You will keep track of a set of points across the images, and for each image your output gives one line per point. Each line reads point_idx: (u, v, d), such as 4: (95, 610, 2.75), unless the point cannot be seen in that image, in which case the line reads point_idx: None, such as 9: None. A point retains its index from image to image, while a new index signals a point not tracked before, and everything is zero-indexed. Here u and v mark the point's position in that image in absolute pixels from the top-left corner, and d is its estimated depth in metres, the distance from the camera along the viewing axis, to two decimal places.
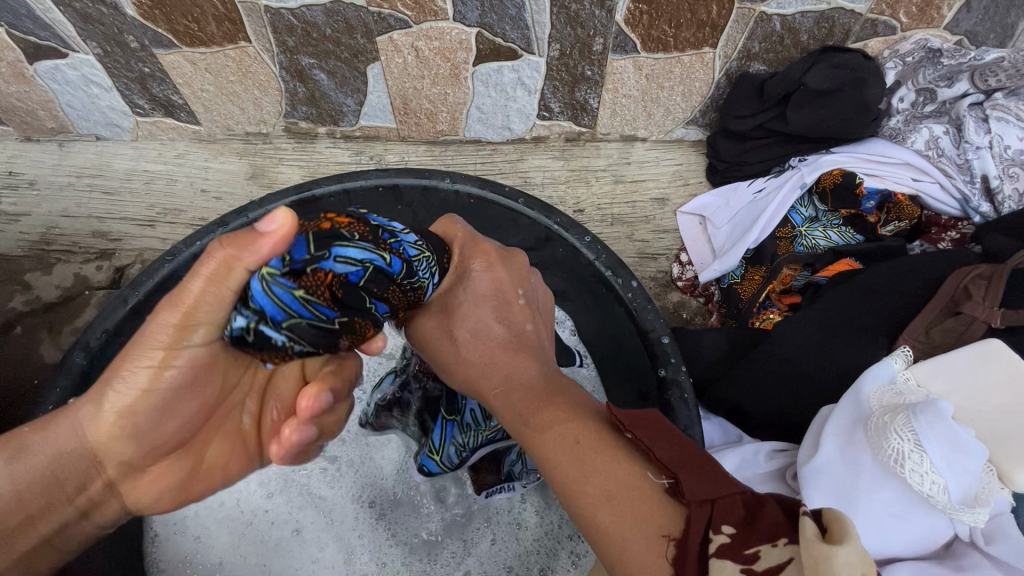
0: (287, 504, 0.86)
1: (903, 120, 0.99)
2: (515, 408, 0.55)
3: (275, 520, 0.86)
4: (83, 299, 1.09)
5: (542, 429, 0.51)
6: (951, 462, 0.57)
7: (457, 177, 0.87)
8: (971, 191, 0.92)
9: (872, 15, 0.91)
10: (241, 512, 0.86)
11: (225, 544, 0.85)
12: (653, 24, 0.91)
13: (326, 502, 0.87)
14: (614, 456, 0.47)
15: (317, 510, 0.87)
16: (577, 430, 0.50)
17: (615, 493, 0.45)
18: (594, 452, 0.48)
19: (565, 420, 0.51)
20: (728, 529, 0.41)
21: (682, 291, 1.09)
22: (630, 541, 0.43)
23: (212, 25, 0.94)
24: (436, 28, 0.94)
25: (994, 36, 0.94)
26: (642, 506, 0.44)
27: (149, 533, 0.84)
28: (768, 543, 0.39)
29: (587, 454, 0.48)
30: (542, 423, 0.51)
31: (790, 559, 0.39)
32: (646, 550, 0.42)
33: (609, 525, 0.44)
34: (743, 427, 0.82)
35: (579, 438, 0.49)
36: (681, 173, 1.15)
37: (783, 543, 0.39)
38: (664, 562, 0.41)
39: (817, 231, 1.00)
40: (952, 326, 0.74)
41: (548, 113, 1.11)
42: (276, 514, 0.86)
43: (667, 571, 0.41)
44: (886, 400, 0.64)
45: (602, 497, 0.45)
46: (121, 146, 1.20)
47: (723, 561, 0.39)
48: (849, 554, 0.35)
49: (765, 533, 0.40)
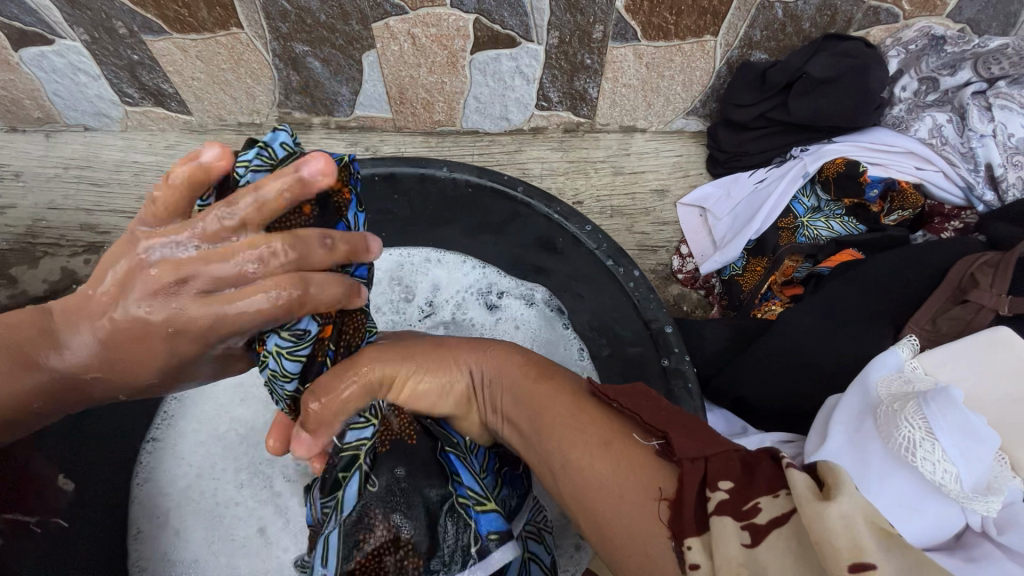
0: (253, 498, 0.84)
1: (906, 109, 0.98)
2: (513, 391, 0.58)
3: (242, 515, 0.83)
4: (71, 293, 1.06)
5: (540, 406, 0.56)
6: (963, 450, 0.56)
7: (454, 166, 0.85)
8: (976, 180, 0.91)
9: (874, 3, 0.91)
10: (214, 505, 0.83)
11: (202, 541, 0.81)
12: (653, 10, 0.90)
13: (282, 500, 0.85)
14: (600, 421, 0.54)
15: (277, 508, 0.84)
16: (568, 405, 0.55)
17: (612, 445, 0.51)
18: (587, 420, 0.53)
19: (557, 397, 0.56)
20: (724, 485, 0.45)
21: (683, 283, 1.07)
22: (630, 484, 0.49)
23: (204, 10, 0.92)
24: (433, 15, 0.92)
25: (996, 24, 0.94)
26: (634, 459, 0.50)
27: (133, 530, 0.81)
28: (769, 494, 0.43)
29: (579, 422, 0.53)
30: (539, 402, 0.56)
31: (789, 510, 0.42)
32: (647, 509, 0.47)
33: (612, 488, 0.49)
34: (748, 419, 0.80)
35: (573, 412, 0.54)
36: (681, 164, 1.14)
37: (783, 494, 0.43)
38: (662, 522, 0.46)
39: (819, 221, 0.99)
40: (960, 313, 0.73)
41: (547, 103, 1.09)
42: (247, 510, 0.84)
43: (666, 529, 0.45)
44: (895, 388, 0.63)
45: (600, 457, 0.51)
46: (109, 136, 1.17)
47: (723, 517, 0.43)
48: (838, 508, 0.39)
49: (764, 486, 0.44)
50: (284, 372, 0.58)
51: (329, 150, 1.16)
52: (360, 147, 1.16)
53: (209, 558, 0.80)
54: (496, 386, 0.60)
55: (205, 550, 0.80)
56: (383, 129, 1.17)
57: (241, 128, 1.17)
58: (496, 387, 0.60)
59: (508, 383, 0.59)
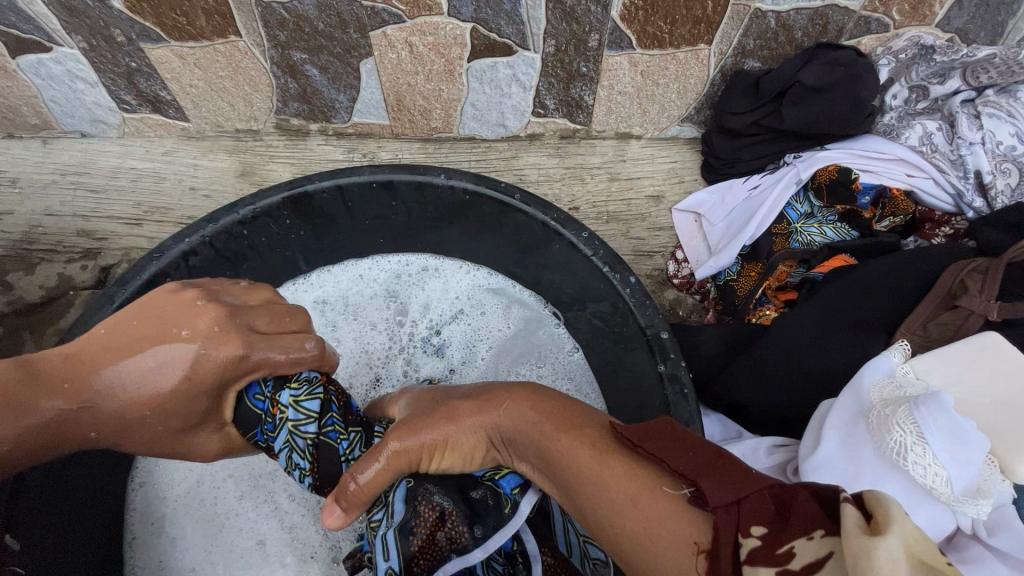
0: (253, 509, 0.86)
1: (896, 117, 0.99)
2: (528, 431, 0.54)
3: (242, 527, 0.85)
4: (68, 299, 1.06)
5: (559, 458, 0.50)
6: (953, 453, 0.56)
7: (452, 173, 0.85)
8: (965, 187, 0.93)
9: (865, 13, 0.92)
10: (212, 515, 0.85)
11: (200, 548, 0.84)
12: (648, 20, 0.91)
13: (288, 513, 0.86)
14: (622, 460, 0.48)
15: (282, 521, 0.86)
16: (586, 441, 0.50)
17: (639, 498, 0.44)
18: (609, 469, 0.47)
19: (574, 444, 0.50)
20: (758, 531, 0.38)
21: (678, 288, 1.08)
22: (666, 541, 0.41)
23: (202, 18, 0.92)
24: (430, 23, 0.93)
25: (984, 33, 0.96)
26: (661, 508, 0.43)
27: (129, 537, 0.84)
28: (804, 538, 0.37)
29: (603, 473, 0.47)
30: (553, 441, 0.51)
31: (829, 554, 0.35)
32: (677, 561, 0.40)
33: (636, 536, 0.43)
34: (743, 423, 0.82)
35: (589, 448, 0.49)
36: (676, 170, 1.15)
37: (819, 536, 0.37)
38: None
39: (812, 227, 1.00)
40: (950, 319, 0.74)
41: (543, 110, 1.10)
42: (245, 521, 0.86)
43: None
44: (887, 392, 0.63)
45: (630, 512, 0.44)
46: (107, 143, 1.17)
47: (757, 569, 0.36)
48: (890, 549, 0.31)
49: (799, 525, 0.37)
50: (304, 416, 0.67)
51: (327, 157, 1.17)
52: (358, 153, 1.17)
53: (206, 565, 0.83)
54: (517, 439, 0.54)
55: (201, 559, 0.83)
56: (381, 135, 1.18)
57: (239, 134, 1.17)
58: (516, 439, 0.55)
59: (525, 434, 0.54)
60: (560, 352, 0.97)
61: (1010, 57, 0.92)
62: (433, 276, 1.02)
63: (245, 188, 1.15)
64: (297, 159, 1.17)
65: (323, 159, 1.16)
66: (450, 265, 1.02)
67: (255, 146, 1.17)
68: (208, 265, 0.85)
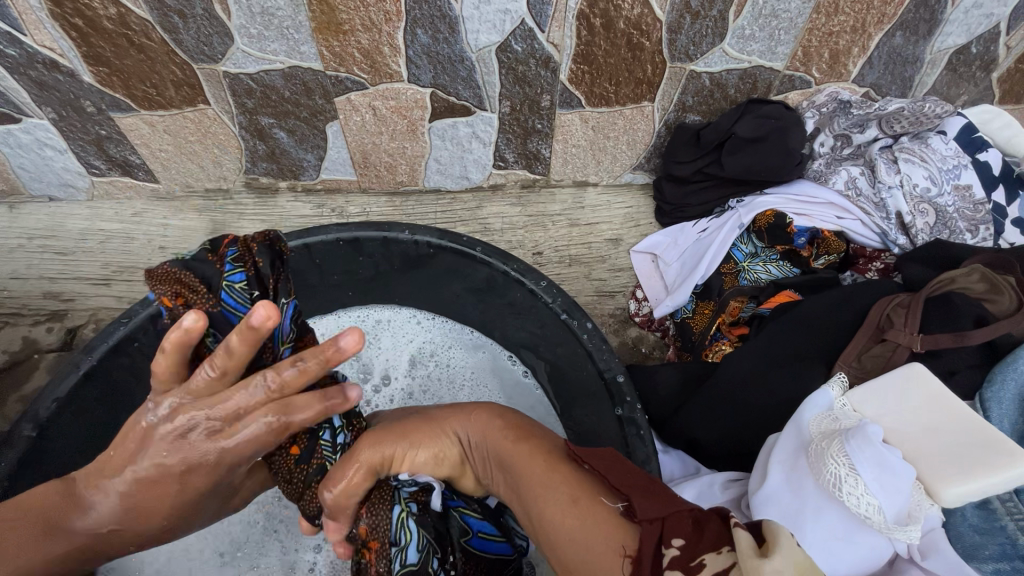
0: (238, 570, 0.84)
1: (824, 163, 1.08)
2: (495, 438, 0.56)
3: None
4: (32, 363, 1.04)
5: (519, 454, 0.53)
6: (882, 482, 0.61)
7: (416, 229, 0.90)
8: (889, 226, 1.01)
9: (789, 72, 1.02)
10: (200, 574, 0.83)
11: None
12: (595, 82, 0.99)
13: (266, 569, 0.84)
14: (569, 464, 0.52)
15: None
16: (549, 449, 0.54)
17: (581, 499, 0.48)
18: (558, 472, 0.50)
19: (535, 444, 0.54)
20: (677, 542, 0.42)
21: (640, 326, 1.13)
22: (593, 542, 0.44)
23: (171, 89, 0.97)
24: (391, 89, 0.99)
25: (895, 87, 1.07)
26: (600, 514, 0.46)
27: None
28: (712, 552, 0.41)
29: (553, 467, 0.51)
30: (521, 443, 0.55)
31: (730, 566, 0.40)
32: (604, 551, 0.43)
33: (574, 529, 0.46)
34: (700, 459, 0.86)
35: (551, 454, 0.53)
36: (632, 216, 1.22)
37: (726, 550, 0.41)
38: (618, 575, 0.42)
39: (758, 266, 1.06)
40: (880, 351, 0.80)
41: (504, 163, 1.17)
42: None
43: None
44: (825, 426, 0.68)
45: (562, 507, 0.48)
46: (76, 206, 1.19)
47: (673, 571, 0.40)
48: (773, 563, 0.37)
49: (710, 542, 0.42)
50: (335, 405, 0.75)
51: (296, 213, 1.20)
52: (327, 209, 1.21)
53: None
54: (489, 421, 0.58)
55: None
56: (349, 191, 1.22)
57: (208, 194, 1.21)
58: (478, 439, 0.58)
59: (492, 435, 0.57)
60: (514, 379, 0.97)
61: (918, 110, 1.03)
62: (385, 330, 1.01)
63: None
64: (266, 217, 1.20)
65: (292, 216, 1.20)
66: (404, 314, 1.02)
67: (225, 205, 1.20)
68: None
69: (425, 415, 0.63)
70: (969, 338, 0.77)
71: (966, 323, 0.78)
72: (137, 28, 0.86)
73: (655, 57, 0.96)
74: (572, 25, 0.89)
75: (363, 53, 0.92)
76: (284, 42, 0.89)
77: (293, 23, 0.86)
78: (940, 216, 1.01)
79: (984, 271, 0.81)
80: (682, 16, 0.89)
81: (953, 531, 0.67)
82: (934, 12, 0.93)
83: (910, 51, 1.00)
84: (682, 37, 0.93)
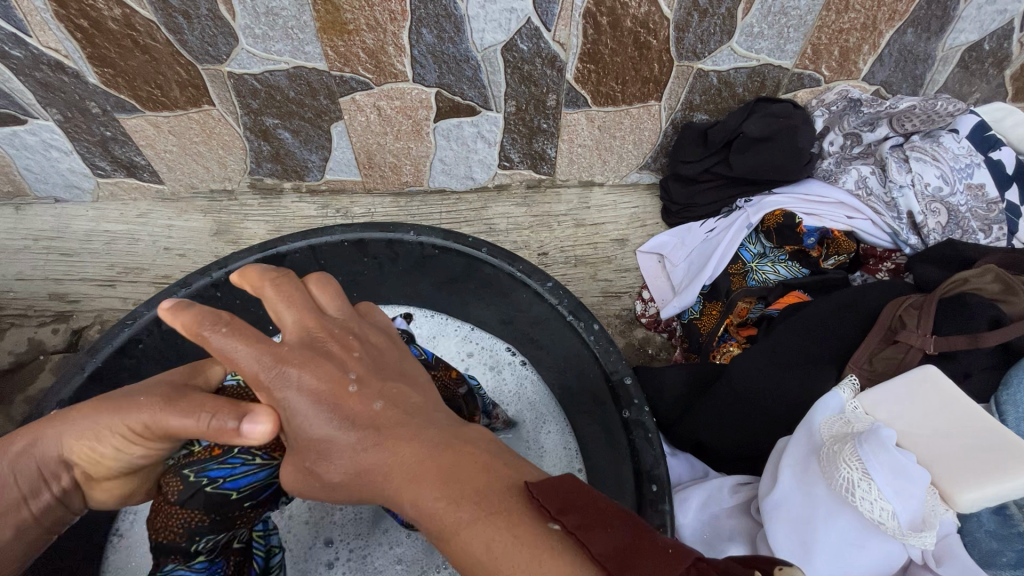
0: None
1: (835, 162, 1.07)
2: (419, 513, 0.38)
3: None
4: (38, 365, 1.04)
5: (448, 541, 0.36)
6: (896, 487, 0.59)
7: (421, 230, 0.88)
8: (900, 226, 1.00)
9: (798, 70, 1.01)
10: None
11: None
12: (601, 81, 0.98)
13: None
14: (528, 541, 0.34)
15: None
16: (488, 528, 0.35)
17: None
18: (506, 562, 0.34)
19: (469, 523, 0.36)
20: None
21: (646, 327, 1.11)
22: None
23: (176, 90, 0.97)
24: (396, 89, 0.98)
25: (906, 85, 1.06)
26: None
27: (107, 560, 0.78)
28: None
29: (505, 564, 0.34)
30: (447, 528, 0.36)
31: None
32: None
33: None
34: (709, 462, 0.85)
35: (491, 543, 0.35)
36: (638, 216, 1.21)
37: None
38: None
39: (766, 266, 1.05)
40: (892, 352, 0.79)
41: (508, 163, 1.16)
42: None
43: None
44: (837, 429, 0.67)
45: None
46: (81, 207, 1.19)
47: None
48: None
49: None
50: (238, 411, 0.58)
51: (300, 214, 1.20)
52: (331, 210, 1.20)
53: None
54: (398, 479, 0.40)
55: None
56: (353, 191, 1.22)
57: (213, 195, 1.20)
58: (407, 511, 0.39)
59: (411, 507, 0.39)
60: (511, 374, 0.98)
61: (929, 108, 1.01)
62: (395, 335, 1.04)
63: (221, 247, 1.16)
64: (270, 217, 1.19)
65: (297, 216, 1.19)
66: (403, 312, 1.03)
67: (230, 206, 1.20)
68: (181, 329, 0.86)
69: (306, 476, 0.44)
70: (982, 340, 0.75)
71: (982, 325, 0.77)
72: (142, 29, 0.86)
73: (663, 56, 0.95)
74: (579, 23, 0.88)
75: (368, 53, 0.91)
76: (289, 43, 0.89)
77: (297, 23, 0.86)
78: (953, 215, 1.00)
79: (998, 272, 0.80)
80: (690, 14, 0.88)
81: (969, 537, 0.65)
82: (946, 8, 0.92)
83: (922, 48, 0.99)
84: (689, 36, 0.92)
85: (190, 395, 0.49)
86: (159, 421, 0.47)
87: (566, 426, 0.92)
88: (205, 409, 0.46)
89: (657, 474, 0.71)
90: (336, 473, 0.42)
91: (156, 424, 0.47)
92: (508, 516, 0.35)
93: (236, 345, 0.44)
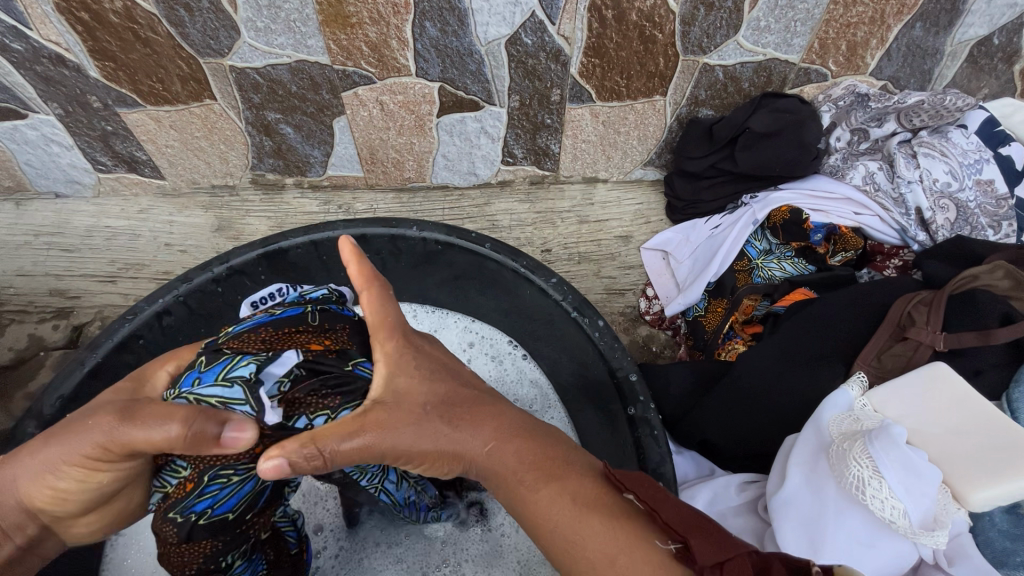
0: None
1: (841, 158, 1.06)
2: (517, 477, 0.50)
3: None
4: (38, 361, 1.03)
5: (536, 500, 0.49)
6: (907, 485, 0.59)
7: (424, 225, 0.88)
8: (908, 222, 0.99)
9: (804, 65, 1.00)
10: None
11: None
12: (606, 75, 0.97)
13: None
14: (600, 504, 0.47)
15: None
16: (571, 484, 0.49)
17: (616, 555, 0.44)
18: (587, 517, 0.46)
19: (553, 477, 0.49)
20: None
21: (651, 324, 1.10)
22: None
23: (177, 84, 0.96)
24: (399, 83, 0.98)
25: (914, 80, 1.05)
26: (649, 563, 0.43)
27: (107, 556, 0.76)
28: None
29: (582, 513, 0.47)
30: (536, 486, 0.49)
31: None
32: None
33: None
34: (715, 461, 0.84)
35: (574, 494, 0.48)
36: (642, 212, 1.20)
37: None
38: None
39: (772, 263, 1.04)
40: (901, 350, 0.78)
41: (512, 159, 1.15)
42: None
43: None
44: (846, 427, 0.66)
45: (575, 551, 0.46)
46: (82, 203, 1.18)
47: None
48: None
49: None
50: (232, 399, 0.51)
51: (302, 210, 1.19)
52: (333, 205, 1.20)
53: None
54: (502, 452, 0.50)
55: None
56: (356, 187, 1.21)
57: (215, 190, 1.20)
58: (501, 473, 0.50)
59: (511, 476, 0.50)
60: (511, 364, 0.96)
61: (938, 103, 1.01)
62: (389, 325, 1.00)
63: (222, 243, 1.16)
64: (272, 213, 1.19)
65: (299, 212, 1.19)
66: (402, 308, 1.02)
67: (231, 202, 1.19)
68: (182, 325, 0.86)
69: (397, 437, 0.48)
70: (993, 336, 0.75)
71: (992, 320, 0.76)
72: (143, 22, 0.85)
73: (668, 50, 0.94)
74: (584, 16, 0.87)
75: (371, 47, 0.91)
76: (291, 36, 0.88)
77: (300, 16, 0.85)
78: (962, 211, 0.98)
79: (1009, 268, 0.79)
80: (695, 8, 0.87)
81: (981, 537, 0.64)
82: (956, 2, 0.91)
83: (930, 42, 0.98)
84: (694, 30, 0.91)
85: (143, 408, 0.47)
86: (113, 436, 0.46)
87: (568, 416, 0.91)
88: (174, 419, 0.46)
89: (662, 472, 0.70)
90: (430, 441, 0.49)
91: (109, 440, 0.46)
92: (593, 493, 0.48)
93: (386, 308, 0.52)
